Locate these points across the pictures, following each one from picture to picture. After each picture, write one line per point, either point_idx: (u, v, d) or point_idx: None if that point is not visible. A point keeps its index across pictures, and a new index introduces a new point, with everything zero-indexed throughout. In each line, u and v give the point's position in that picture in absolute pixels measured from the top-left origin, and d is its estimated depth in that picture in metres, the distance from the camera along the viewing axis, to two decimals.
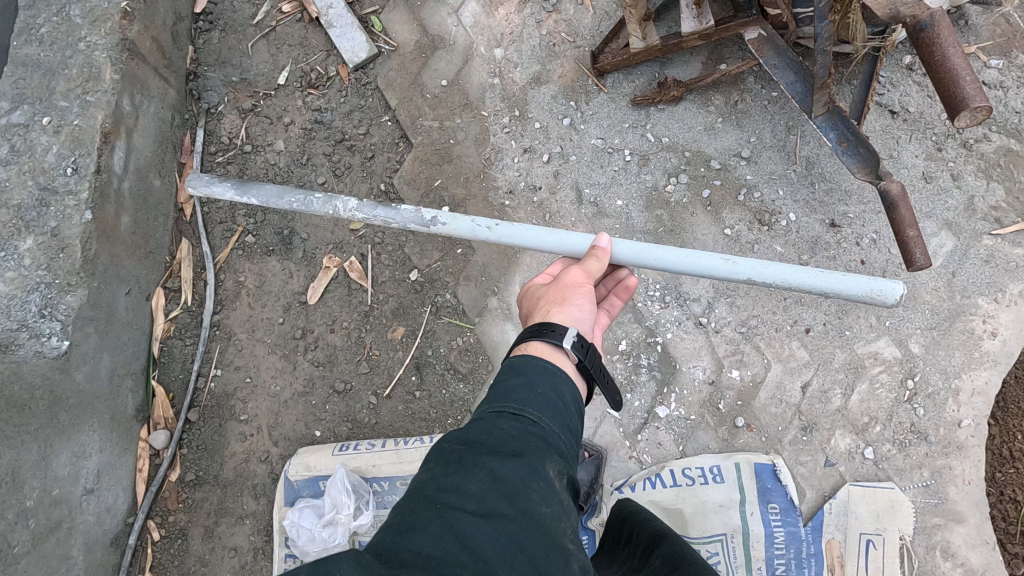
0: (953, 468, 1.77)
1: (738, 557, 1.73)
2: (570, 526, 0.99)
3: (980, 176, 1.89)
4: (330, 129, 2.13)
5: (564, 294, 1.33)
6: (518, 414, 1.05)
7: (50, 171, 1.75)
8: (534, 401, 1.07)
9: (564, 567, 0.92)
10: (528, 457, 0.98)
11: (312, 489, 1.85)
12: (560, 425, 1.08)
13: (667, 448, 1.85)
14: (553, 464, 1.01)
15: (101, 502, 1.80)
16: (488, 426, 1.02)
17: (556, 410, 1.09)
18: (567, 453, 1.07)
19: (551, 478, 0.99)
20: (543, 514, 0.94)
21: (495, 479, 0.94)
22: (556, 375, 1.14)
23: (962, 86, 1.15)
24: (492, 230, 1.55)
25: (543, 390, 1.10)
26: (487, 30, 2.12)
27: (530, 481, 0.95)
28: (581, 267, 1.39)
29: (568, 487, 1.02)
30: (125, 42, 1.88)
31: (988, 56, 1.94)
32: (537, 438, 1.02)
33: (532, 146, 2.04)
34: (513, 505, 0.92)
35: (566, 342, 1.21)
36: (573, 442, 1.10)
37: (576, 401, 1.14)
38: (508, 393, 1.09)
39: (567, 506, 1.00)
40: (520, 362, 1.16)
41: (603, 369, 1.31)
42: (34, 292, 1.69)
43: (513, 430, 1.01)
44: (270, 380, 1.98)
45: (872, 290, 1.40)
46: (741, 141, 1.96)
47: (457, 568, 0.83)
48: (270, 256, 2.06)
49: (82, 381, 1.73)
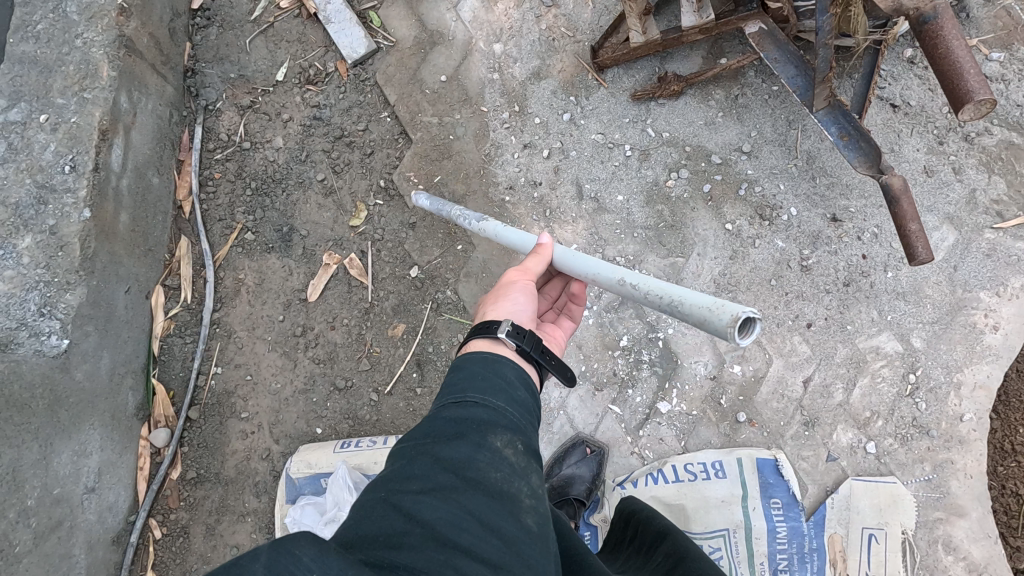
0: (956, 463, 1.77)
1: (740, 553, 1.73)
2: (530, 484, 0.95)
3: (981, 170, 1.88)
4: (329, 125, 2.12)
5: (502, 292, 1.29)
6: (460, 398, 1.02)
7: (48, 169, 1.74)
8: (475, 385, 1.04)
9: (521, 525, 0.90)
10: (470, 434, 0.95)
11: (313, 486, 1.84)
12: (506, 399, 1.04)
13: (669, 444, 1.85)
14: (501, 433, 0.97)
15: (102, 501, 1.80)
16: (429, 419, 1.00)
17: (500, 388, 1.04)
18: (519, 422, 1.02)
19: (498, 446, 0.95)
20: (494, 480, 0.92)
21: (438, 460, 0.92)
22: (495, 361, 1.10)
23: (967, 78, 1.14)
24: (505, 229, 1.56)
25: (483, 374, 1.06)
26: (486, 25, 2.11)
27: (476, 455, 0.92)
28: (519, 266, 1.37)
29: (526, 452, 0.97)
30: (122, 38, 1.88)
31: (990, 49, 1.93)
32: (481, 415, 0.98)
33: (532, 141, 2.03)
34: (458, 478, 0.90)
35: (499, 331, 1.15)
36: (526, 413, 1.05)
37: (522, 378, 1.09)
38: (449, 386, 1.06)
39: (524, 469, 0.95)
40: (459, 359, 1.12)
41: (549, 352, 1.22)
42: (33, 291, 1.68)
43: (454, 413, 0.99)
44: (271, 377, 1.98)
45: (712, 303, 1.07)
46: (742, 135, 1.96)
47: (405, 539, 0.84)
48: (270, 253, 2.05)
49: (83, 379, 1.73)
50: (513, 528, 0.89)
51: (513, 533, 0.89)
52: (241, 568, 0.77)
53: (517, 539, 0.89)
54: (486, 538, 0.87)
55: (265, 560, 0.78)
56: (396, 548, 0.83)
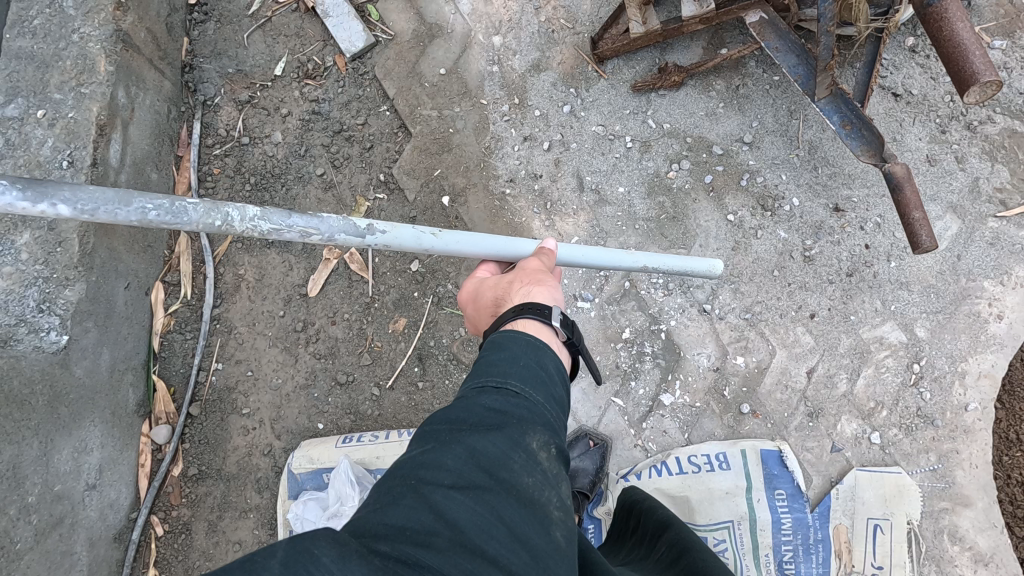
0: (961, 452, 1.76)
1: (746, 545, 1.73)
2: (559, 495, 0.94)
3: (984, 159, 1.87)
4: (328, 120, 2.11)
5: (536, 276, 1.29)
6: (499, 387, 1.02)
7: (45, 165, 1.73)
8: (516, 373, 1.04)
9: (549, 538, 0.89)
10: (508, 429, 0.95)
11: (316, 481, 1.84)
12: (544, 396, 1.04)
13: (672, 436, 1.84)
14: (538, 434, 0.97)
15: (103, 498, 1.79)
16: (466, 404, 0.99)
17: (539, 380, 1.06)
18: (555, 423, 1.03)
19: (534, 448, 0.95)
20: (526, 484, 0.91)
21: (474, 453, 0.92)
22: (539, 348, 1.11)
23: (972, 59, 1.14)
24: (437, 238, 1.26)
25: (525, 363, 1.07)
26: (485, 17, 2.10)
27: (512, 453, 0.93)
28: (535, 258, 1.37)
29: (557, 457, 0.98)
30: (119, 33, 1.87)
31: (992, 37, 1.91)
32: (519, 411, 0.98)
33: (532, 133, 2.02)
34: (492, 477, 0.90)
35: (555, 319, 1.17)
36: (559, 412, 1.06)
37: (560, 372, 1.11)
38: (488, 367, 1.06)
39: (554, 476, 0.96)
40: (502, 337, 1.12)
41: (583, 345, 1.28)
42: (32, 287, 1.66)
43: (493, 404, 0.99)
44: (272, 373, 1.97)
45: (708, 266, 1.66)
46: (743, 126, 1.95)
47: (433, 538, 0.82)
48: (270, 248, 2.04)
49: (83, 375, 1.72)
50: (541, 541, 0.88)
51: (541, 546, 0.88)
52: (255, 564, 0.73)
53: (545, 554, 0.87)
54: (513, 549, 0.85)
55: (283, 557, 0.74)
56: (423, 546, 0.81)
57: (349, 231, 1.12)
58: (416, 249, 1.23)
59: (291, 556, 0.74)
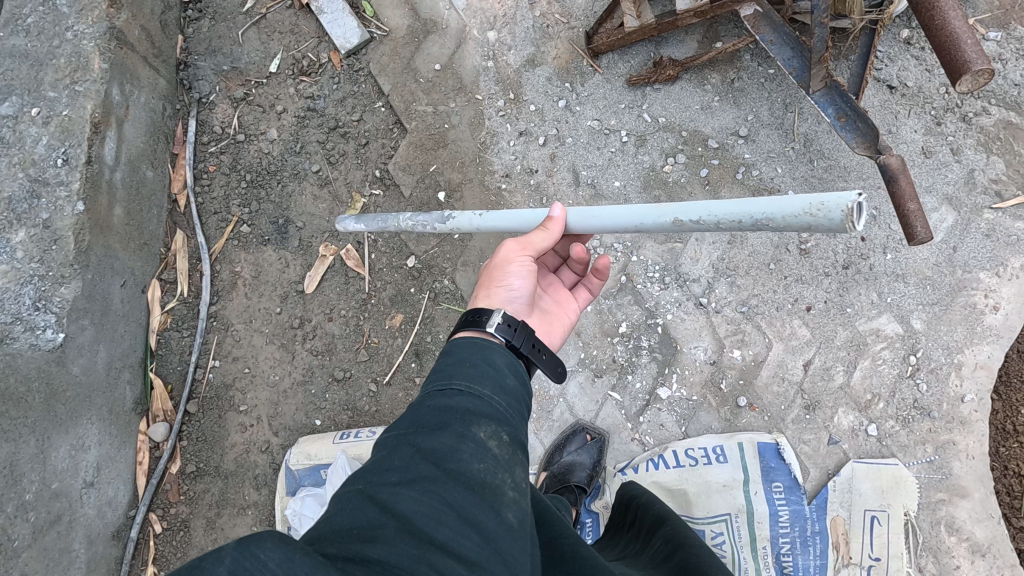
0: (958, 443, 1.76)
1: (743, 537, 1.74)
2: (513, 477, 0.95)
3: (979, 150, 1.87)
4: (323, 116, 2.10)
5: (496, 275, 1.30)
6: (445, 386, 1.03)
7: (40, 163, 1.73)
8: (462, 372, 1.05)
9: (500, 520, 0.89)
10: (453, 424, 0.96)
11: (314, 477, 1.85)
12: (493, 388, 1.05)
13: (669, 429, 1.85)
14: (484, 425, 0.97)
15: (102, 496, 1.79)
16: (415, 408, 1.01)
17: (487, 375, 1.06)
18: (506, 412, 1.03)
19: (482, 438, 0.95)
20: (475, 471, 0.91)
21: (420, 450, 0.93)
22: (484, 346, 1.12)
23: (965, 48, 1.15)
24: (481, 217, 1.45)
25: (472, 362, 1.08)
26: (480, 12, 2.09)
27: (459, 445, 0.93)
28: (521, 239, 1.31)
29: (511, 444, 0.98)
30: (113, 30, 1.86)
31: (987, 29, 1.91)
32: (465, 406, 0.99)
33: (527, 129, 2.02)
34: (440, 469, 0.90)
35: (488, 327, 1.17)
36: (513, 402, 1.06)
37: (511, 365, 1.12)
38: (436, 372, 1.07)
39: (508, 460, 0.96)
40: (449, 344, 1.14)
41: (541, 347, 1.23)
42: (28, 285, 1.67)
43: (439, 403, 0.99)
44: (269, 369, 1.97)
45: (808, 204, 0.91)
46: (739, 119, 1.94)
47: (380, 532, 0.83)
48: (266, 245, 2.04)
49: (80, 373, 1.72)
50: (493, 523, 0.88)
51: (492, 528, 0.88)
52: (203, 571, 0.75)
53: (497, 535, 0.88)
54: (464, 533, 0.86)
55: (231, 562, 0.75)
56: (370, 541, 0.82)
57: (433, 221, 1.53)
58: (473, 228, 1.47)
59: (238, 562, 0.74)
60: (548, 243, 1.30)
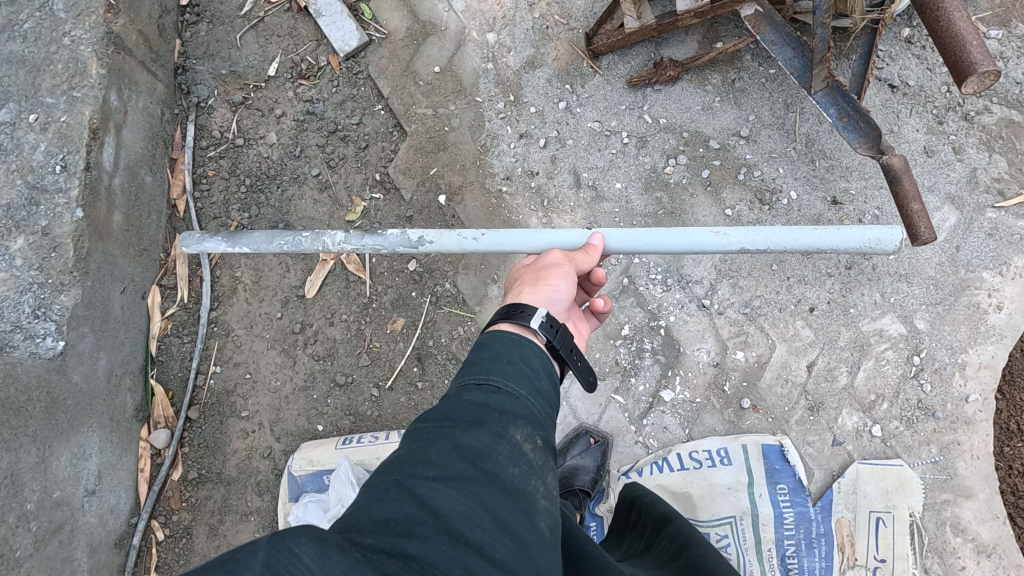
0: (962, 444, 1.76)
1: (748, 540, 1.73)
2: (545, 485, 0.95)
3: (982, 149, 1.86)
4: (322, 120, 2.09)
5: (540, 275, 1.30)
6: (483, 382, 1.02)
7: (39, 169, 1.72)
8: (500, 369, 1.04)
9: (533, 527, 0.89)
10: (490, 422, 0.95)
11: (317, 484, 1.84)
12: (529, 389, 1.04)
13: (673, 432, 1.84)
14: (521, 428, 0.97)
15: (104, 503, 1.78)
16: (451, 401, 1.00)
17: (523, 375, 1.05)
18: (540, 416, 1.02)
19: (519, 440, 0.95)
20: (510, 475, 0.91)
21: (457, 446, 0.92)
22: (522, 344, 1.11)
23: (970, 49, 1.16)
24: (479, 241, 1.50)
25: (509, 359, 1.07)
26: (479, 14, 2.08)
27: (495, 446, 0.93)
28: (565, 253, 1.37)
29: (544, 448, 0.98)
30: (111, 35, 1.85)
31: (988, 27, 1.91)
32: (502, 406, 0.98)
33: (528, 131, 2.01)
34: (476, 468, 0.90)
35: (532, 323, 1.15)
36: (547, 407, 1.05)
37: (546, 366, 1.11)
38: (472, 366, 1.06)
39: (541, 466, 0.96)
40: (486, 337, 1.13)
41: (575, 350, 1.24)
42: (27, 292, 1.67)
43: (477, 399, 0.99)
44: (270, 375, 1.96)
45: (869, 240, 1.36)
46: (740, 120, 1.94)
47: (416, 527, 0.82)
48: (266, 250, 2.03)
49: (80, 381, 1.71)
50: (525, 529, 0.88)
51: (525, 534, 0.88)
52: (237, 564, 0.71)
53: (529, 541, 0.87)
54: (498, 536, 0.85)
55: (264, 556, 0.72)
56: (406, 535, 0.81)
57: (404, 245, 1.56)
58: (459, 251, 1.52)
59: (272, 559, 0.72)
60: (589, 265, 1.38)
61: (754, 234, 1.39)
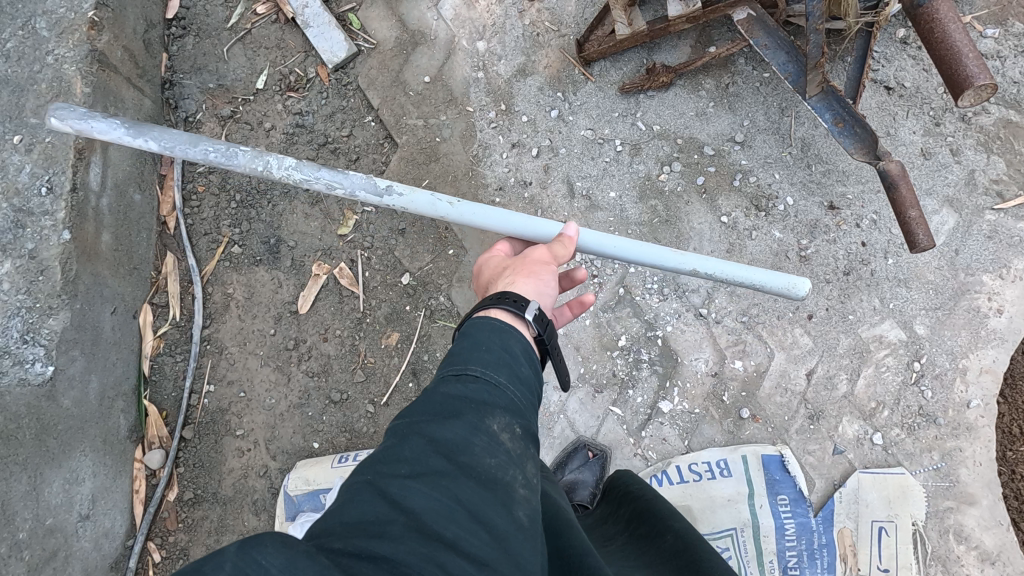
0: (964, 451, 1.74)
1: (749, 552, 1.72)
2: (524, 474, 0.94)
3: (980, 150, 1.84)
4: (312, 132, 2.07)
5: (530, 268, 1.27)
6: (461, 372, 1.00)
7: (24, 192, 1.70)
8: (478, 357, 1.03)
9: (511, 518, 0.88)
10: (466, 415, 0.94)
11: (313, 503, 1.82)
12: (509, 376, 1.02)
13: (672, 443, 1.82)
14: (497, 418, 0.96)
15: (98, 528, 1.76)
16: (427, 395, 0.98)
17: (504, 363, 1.04)
18: (520, 404, 1.01)
19: (495, 431, 0.94)
20: (487, 467, 0.90)
21: (432, 442, 0.90)
22: (503, 331, 1.09)
23: (966, 62, 1.16)
24: (453, 206, 1.39)
25: (488, 346, 1.05)
26: (468, 22, 2.06)
27: (471, 438, 0.91)
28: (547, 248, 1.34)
29: (522, 437, 0.97)
30: (95, 52, 1.83)
31: (984, 25, 1.88)
32: (478, 398, 0.96)
33: (520, 140, 1.99)
34: (451, 463, 0.89)
35: (528, 313, 1.13)
36: (527, 393, 1.04)
37: (527, 353, 1.09)
38: (451, 356, 1.04)
39: (519, 455, 0.95)
40: (468, 326, 1.11)
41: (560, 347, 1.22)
42: (15, 317, 1.65)
43: (454, 391, 0.97)
44: (264, 393, 1.94)
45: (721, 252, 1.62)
46: (734, 125, 1.91)
47: (389, 527, 0.81)
48: (258, 265, 2.01)
49: (71, 406, 1.69)
50: (503, 522, 0.87)
51: (502, 527, 0.86)
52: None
53: (507, 534, 0.86)
54: (474, 529, 0.84)
55: (232, 566, 0.70)
56: (378, 537, 0.79)
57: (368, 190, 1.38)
58: (429, 213, 1.39)
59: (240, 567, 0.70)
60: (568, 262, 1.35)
61: (767, 277, 1.43)
